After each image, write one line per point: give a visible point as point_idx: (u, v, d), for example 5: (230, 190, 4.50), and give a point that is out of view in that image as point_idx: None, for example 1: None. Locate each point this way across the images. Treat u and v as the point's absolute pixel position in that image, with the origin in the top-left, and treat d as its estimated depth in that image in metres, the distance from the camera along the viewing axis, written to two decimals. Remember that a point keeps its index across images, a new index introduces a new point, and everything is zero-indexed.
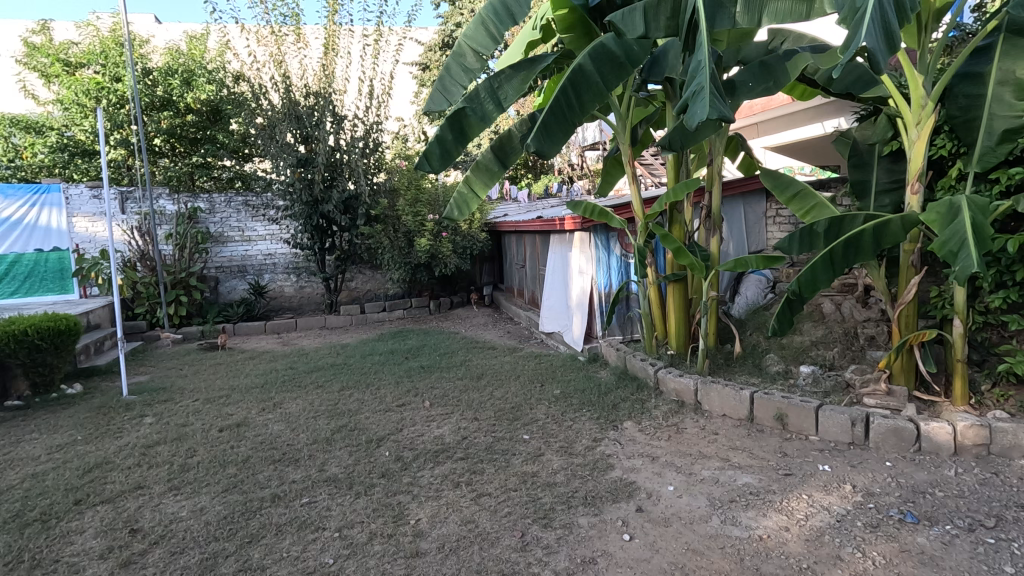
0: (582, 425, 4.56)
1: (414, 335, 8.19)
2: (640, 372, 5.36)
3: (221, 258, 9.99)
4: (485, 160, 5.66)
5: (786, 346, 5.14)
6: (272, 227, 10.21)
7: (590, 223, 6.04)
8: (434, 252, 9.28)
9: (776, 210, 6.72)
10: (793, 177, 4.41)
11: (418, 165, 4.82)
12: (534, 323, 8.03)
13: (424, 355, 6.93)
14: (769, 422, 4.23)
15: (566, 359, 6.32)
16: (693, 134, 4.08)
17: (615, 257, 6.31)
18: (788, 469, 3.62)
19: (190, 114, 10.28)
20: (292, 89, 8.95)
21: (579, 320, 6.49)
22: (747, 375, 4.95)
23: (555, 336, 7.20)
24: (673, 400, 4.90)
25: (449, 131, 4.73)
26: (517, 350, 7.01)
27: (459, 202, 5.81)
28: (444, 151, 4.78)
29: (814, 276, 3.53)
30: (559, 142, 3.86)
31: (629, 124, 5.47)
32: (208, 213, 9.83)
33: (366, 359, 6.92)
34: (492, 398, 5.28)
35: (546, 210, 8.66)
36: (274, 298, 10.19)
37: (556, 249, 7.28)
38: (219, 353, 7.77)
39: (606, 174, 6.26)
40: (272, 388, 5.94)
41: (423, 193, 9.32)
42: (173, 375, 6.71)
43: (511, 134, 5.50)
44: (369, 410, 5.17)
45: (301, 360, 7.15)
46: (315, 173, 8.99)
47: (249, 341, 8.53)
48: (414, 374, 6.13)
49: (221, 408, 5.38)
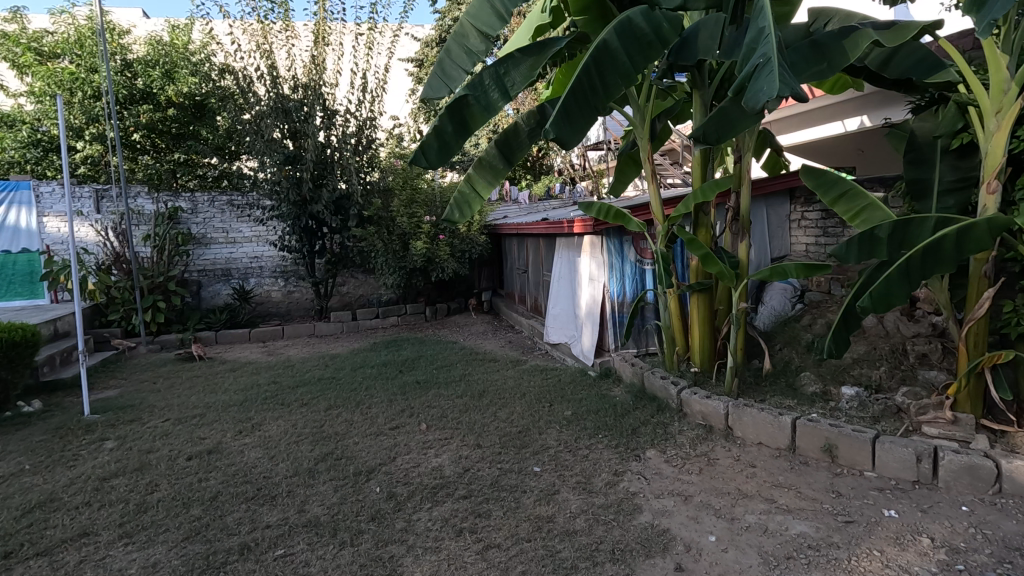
0: (600, 455, 4.03)
1: (410, 345, 7.64)
2: (660, 391, 4.83)
3: (203, 261, 9.37)
4: (488, 155, 5.13)
5: (823, 364, 4.63)
6: (259, 228, 9.61)
7: (602, 226, 5.51)
8: (431, 256, 8.73)
9: (802, 213, 6.20)
10: (839, 176, 3.90)
11: (414, 158, 4.30)
12: (538, 332, 7.50)
13: (421, 367, 6.39)
14: (815, 454, 3.71)
15: (575, 374, 5.79)
16: (732, 125, 3.57)
17: (630, 263, 5.77)
18: (847, 514, 3.10)
19: (172, 108, 9.71)
20: (280, 81, 8.39)
21: (589, 331, 5.97)
22: (782, 397, 4.43)
23: (561, 346, 6.69)
24: (699, 424, 4.38)
25: (449, 120, 4.19)
26: (520, 362, 6.49)
27: (460, 202, 5.28)
28: (443, 144, 4.26)
29: (888, 291, 3.03)
30: (581, 131, 3.30)
31: (648, 117, 4.94)
32: (190, 213, 9.22)
33: (357, 372, 6.36)
34: (497, 420, 4.74)
35: (551, 212, 8.13)
36: (260, 303, 9.57)
37: (563, 254, 6.75)
38: (198, 365, 7.19)
39: (618, 175, 5.73)
40: (252, 405, 5.39)
41: (419, 193, 8.74)
42: (145, 389, 6.13)
43: (517, 127, 4.95)
44: (358, 433, 4.62)
45: (287, 372, 6.59)
46: (303, 172, 8.40)
47: (232, 351, 7.96)
48: (409, 390, 5.60)
49: (193, 430, 4.81)
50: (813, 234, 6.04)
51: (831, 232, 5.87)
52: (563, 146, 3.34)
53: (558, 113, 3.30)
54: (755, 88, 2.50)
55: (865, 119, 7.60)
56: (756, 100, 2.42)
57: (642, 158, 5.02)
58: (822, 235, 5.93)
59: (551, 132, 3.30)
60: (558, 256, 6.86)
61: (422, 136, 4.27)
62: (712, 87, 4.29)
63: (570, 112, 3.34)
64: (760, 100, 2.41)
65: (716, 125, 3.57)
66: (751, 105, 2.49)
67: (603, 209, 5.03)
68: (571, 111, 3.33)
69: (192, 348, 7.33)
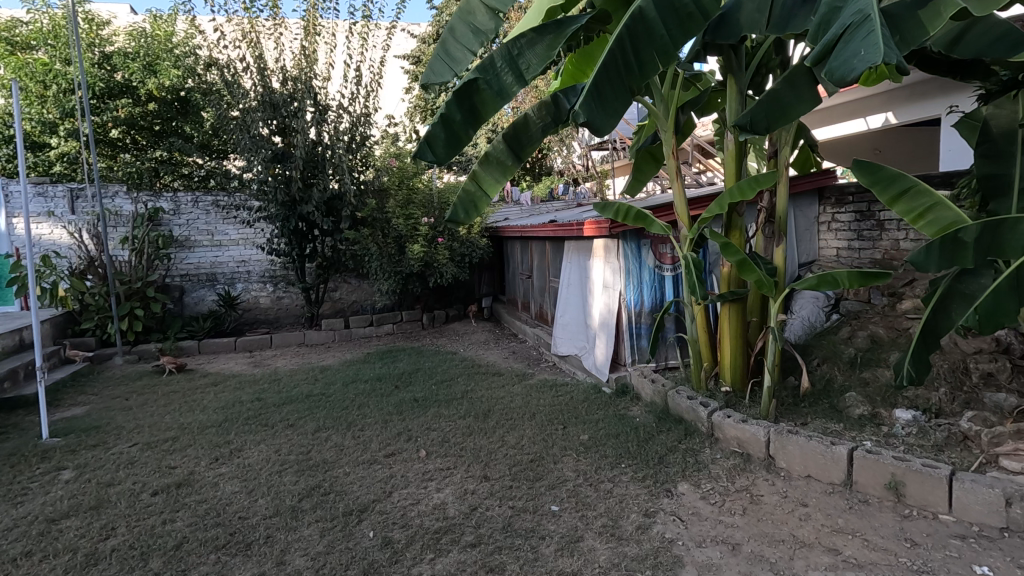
0: (625, 491, 3.53)
1: (406, 356, 7.11)
2: (687, 413, 4.33)
3: (186, 265, 8.80)
4: (496, 151, 4.66)
5: (870, 383, 4.15)
6: (246, 230, 9.07)
7: (620, 228, 5.00)
8: (429, 260, 8.22)
9: (832, 215, 5.73)
10: (899, 171, 3.41)
11: (418, 152, 3.82)
12: (544, 342, 7.00)
13: (419, 382, 5.88)
14: (877, 492, 3.21)
15: (588, 391, 5.29)
16: (784, 111, 3.09)
17: (648, 269, 5.28)
18: (931, 572, 2.61)
19: (153, 103, 9.18)
20: (267, 74, 7.84)
21: (602, 343, 5.47)
22: (826, 421, 3.95)
23: (570, 359, 6.20)
24: (734, 452, 3.89)
25: (457, 108, 3.73)
26: (527, 377, 5.99)
27: (465, 204, 4.81)
28: (451, 135, 3.78)
29: (1000, 302, 2.65)
30: (617, 114, 2.84)
31: (673, 108, 4.45)
32: (172, 214, 8.66)
33: (349, 387, 5.83)
34: (506, 446, 4.23)
35: (557, 214, 7.64)
36: (247, 310, 9.01)
37: (572, 258, 6.26)
38: (176, 378, 6.64)
39: (636, 172, 5.24)
40: (233, 426, 4.85)
41: (415, 193, 8.32)
42: (116, 406, 5.58)
43: (526, 118, 4.47)
44: (349, 461, 4.11)
45: (273, 387, 6.07)
46: (293, 171, 7.86)
47: (214, 362, 7.42)
48: (407, 409, 5.08)
49: (162, 457, 4.27)
50: (845, 237, 5.58)
51: (866, 236, 5.39)
52: (596, 133, 2.86)
53: (589, 95, 2.84)
54: (847, 57, 2.13)
55: (894, 116, 7.11)
56: (852, 69, 2.06)
57: (664, 154, 4.53)
58: (855, 238, 5.47)
59: (581, 115, 2.82)
60: (567, 261, 6.37)
61: (426, 127, 3.79)
62: (748, 73, 3.83)
63: (601, 92, 2.87)
64: (857, 72, 2.04)
65: (764, 110, 3.08)
66: (842, 73, 2.13)
67: (622, 209, 4.54)
68: (603, 92, 2.86)
69: (169, 360, 6.77)
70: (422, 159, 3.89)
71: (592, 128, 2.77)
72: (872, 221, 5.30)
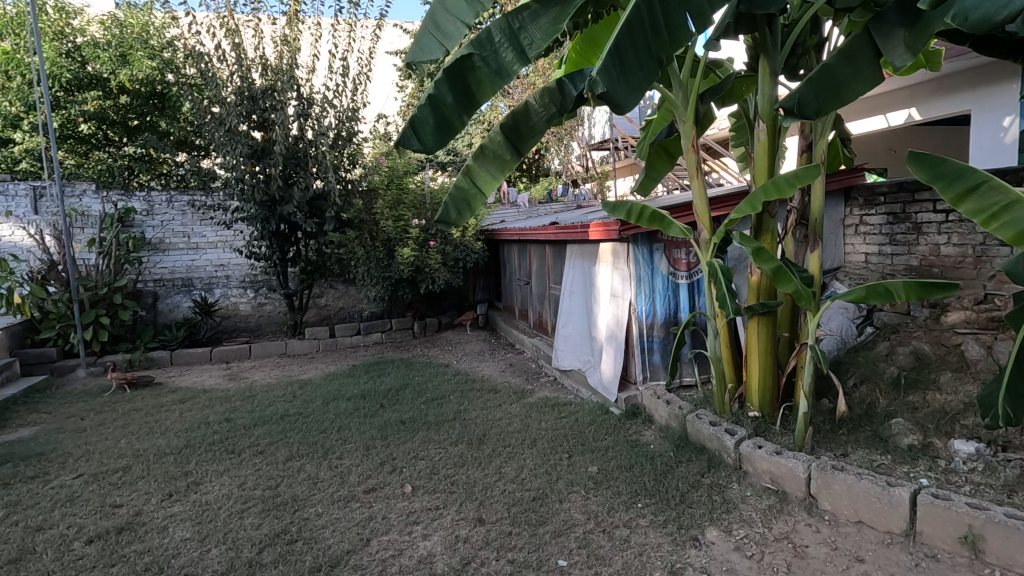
0: (644, 541, 3.00)
1: (395, 369, 6.57)
2: (709, 441, 3.81)
3: (160, 269, 8.21)
4: (492, 143, 4.16)
5: (919, 408, 3.64)
6: (225, 232, 8.49)
7: (632, 230, 4.48)
8: (420, 265, 7.70)
9: (861, 217, 5.23)
10: (967, 165, 2.90)
11: (403, 140, 3.34)
12: (544, 354, 6.48)
13: (407, 399, 5.34)
14: (947, 546, 2.69)
15: (595, 411, 4.77)
16: (838, 90, 2.58)
17: (661, 277, 4.77)
18: None
19: (126, 96, 8.60)
20: (246, 64, 7.23)
21: (608, 358, 4.95)
22: (871, 453, 3.44)
23: (573, 374, 5.68)
24: (768, 490, 3.36)
25: (448, 89, 3.28)
26: (525, 394, 5.46)
27: (458, 202, 4.24)
28: (440, 120, 3.33)
29: None
30: (641, 88, 2.47)
31: (695, 94, 3.91)
32: (145, 214, 8.07)
33: (329, 406, 5.28)
34: (504, 481, 3.69)
35: (558, 216, 7.13)
36: (225, 318, 8.44)
37: (575, 264, 5.73)
38: (141, 393, 6.06)
39: (649, 170, 4.72)
40: (194, 454, 4.30)
41: (406, 193, 7.72)
42: (68, 427, 5.01)
43: (528, 107, 4.02)
44: (322, 499, 3.55)
45: (246, 404, 5.51)
46: (272, 168, 7.29)
47: (186, 375, 6.85)
48: (392, 433, 4.54)
49: (108, 493, 3.71)
50: (876, 242, 5.08)
51: (899, 240, 4.89)
52: (616, 109, 2.50)
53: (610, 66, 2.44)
54: None
55: (919, 112, 6.66)
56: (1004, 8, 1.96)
57: (683, 148, 4.02)
58: (887, 243, 4.97)
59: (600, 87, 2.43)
60: (568, 267, 5.86)
61: (412, 111, 3.32)
62: (783, 51, 3.33)
63: (624, 62, 2.51)
64: (1012, 8, 1.95)
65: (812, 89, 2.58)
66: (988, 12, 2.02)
67: (635, 209, 4.01)
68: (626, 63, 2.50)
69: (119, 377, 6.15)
70: (408, 149, 3.41)
71: (611, 101, 2.40)
72: (907, 223, 4.79)
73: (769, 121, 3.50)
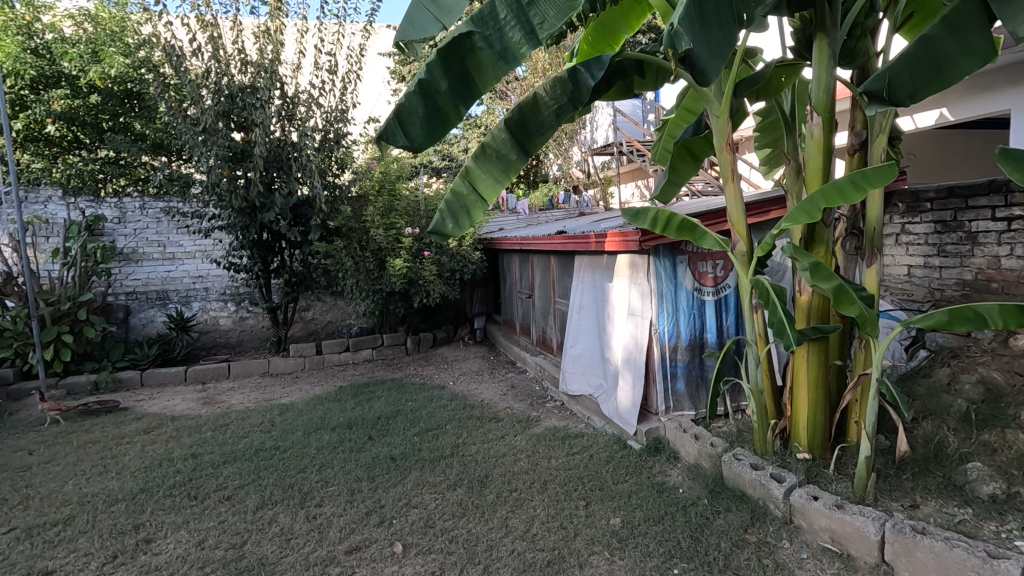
0: None
1: (385, 392, 6.00)
2: (751, 488, 3.25)
3: (132, 282, 7.60)
4: (495, 141, 3.66)
5: (999, 449, 3.11)
6: (203, 241, 7.91)
7: (654, 240, 3.95)
8: (413, 277, 7.15)
9: (903, 225, 4.73)
10: None
11: (386, 133, 2.78)
12: (548, 375, 5.93)
13: (398, 430, 4.76)
14: None
15: (612, 446, 4.22)
16: (938, 68, 2.10)
17: (685, 293, 4.23)
18: None
19: (96, 95, 8.01)
20: (224, 59, 6.63)
21: (625, 385, 4.38)
22: (947, 505, 2.91)
23: (583, 400, 5.12)
24: (828, 552, 2.81)
25: (442, 74, 2.74)
26: (531, 422, 4.90)
27: (455, 210, 3.68)
28: (432, 110, 2.79)
29: None
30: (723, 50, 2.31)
31: (732, 83, 3.38)
32: (117, 222, 7.46)
33: (310, 438, 4.70)
34: (512, 538, 3.12)
35: (563, 224, 6.61)
36: (203, 334, 7.83)
37: (585, 278, 5.19)
38: (103, 420, 5.45)
39: (671, 173, 4.20)
40: (151, 500, 3.70)
41: (399, 199, 7.16)
42: (12, 464, 4.40)
43: (536, 99, 3.56)
44: (293, 564, 2.97)
45: (218, 435, 4.91)
46: (251, 172, 6.71)
47: (157, 398, 6.24)
48: (380, 473, 3.97)
49: (40, 555, 3.12)
50: (922, 252, 4.60)
51: (949, 251, 4.39)
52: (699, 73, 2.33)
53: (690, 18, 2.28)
54: None
55: (951, 111, 6.19)
56: None
57: (715, 147, 3.48)
58: (935, 254, 4.48)
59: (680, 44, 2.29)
60: (577, 281, 5.32)
61: (398, 99, 2.77)
62: (844, 29, 2.83)
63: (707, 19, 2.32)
64: None
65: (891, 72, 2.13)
66: None
67: (662, 217, 3.45)
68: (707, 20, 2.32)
69: (50, 405, 5.33)
70: (391, 144, 2.85)
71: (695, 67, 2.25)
72: (960, 232, 4.28)
73: (824, 113, 2.95)
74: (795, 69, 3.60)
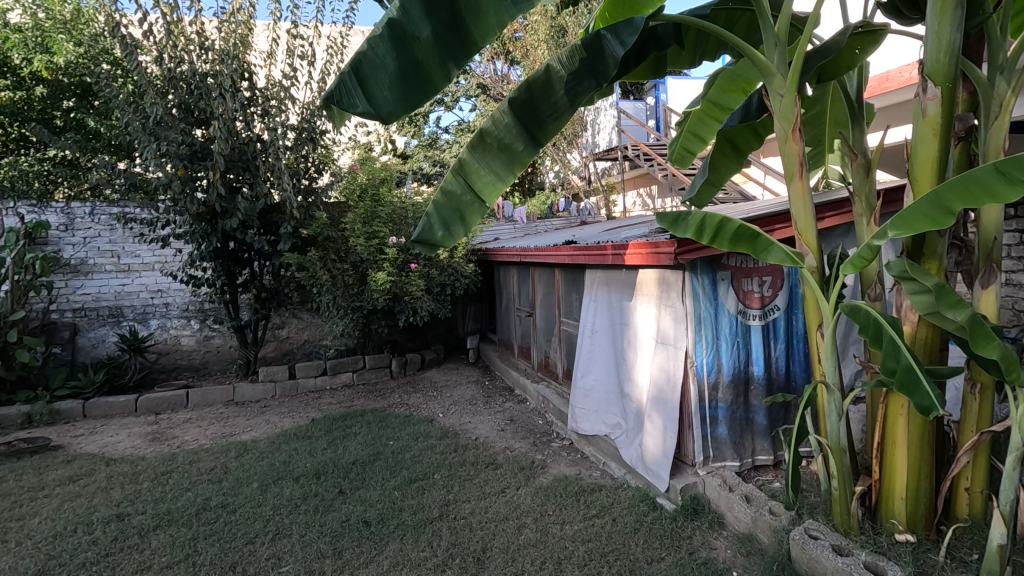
0: None
1: (363, 427, 5.17)
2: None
3: (79, 297, 6.68)
4: (496, 128, 2.86)
5: None
6: (163, 252, 7.04)
7: (693, 253, 3.16)
8: (398, 292, 6.36)
9: None
10: None
11: (339, 95, 1.99)
12: (553, 408, 5.14)
13: (376, 481, 3.93)
14: None
15: (638, 507, 3.41)
16: None
17: (727, 317, 3.47)
18: None
19: (42, 87, 7.21)
20: (181, 44, 5.79)
21: (653, 429, 3.59)
22: None
23: (597, 442, 4.34)
24: None
25: (423, 17, 2.04)
26: (535, 470, 4.09)
27: (445, 214, 2.91)
28: (408, 64, 2.06)
29: None
30: None
31: (804, 49, 2.62)
32: (63, 230, 6.57)
33: (266, 491, 3.85)
34: None
35: (567, 233, 5.86)
36: (161, 356, 6.96)
37: (599, 296, 4.41)
38: (23, 465, 4.55)
39: (710, 172, 3.40)
40: None
41: (383, 205, 6.37)
42: None
43: (547, 73, 2.80)
44: None
45: (157, 486, 4.05)
46: (210, 173, 5.87)
47: (98, 434, 5.37)
48: (347, 546, 3.13)
49: None
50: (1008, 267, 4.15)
51: None
52: None
53: None
54: None
55: None
56: None
57: (777, 134, 2.67)
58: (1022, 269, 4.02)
59: None
60: (588, 300, 4.55)
61: (359, 46, 2.04)
62: None
63: None
64: None
65: None
66: None
67: (711, 221, 2.63)
68: None
69: None
70: (345, 111, 2.05)
71: None
72: None
73: (944, 84, 2.17)
74: (874, 38, 2.92)
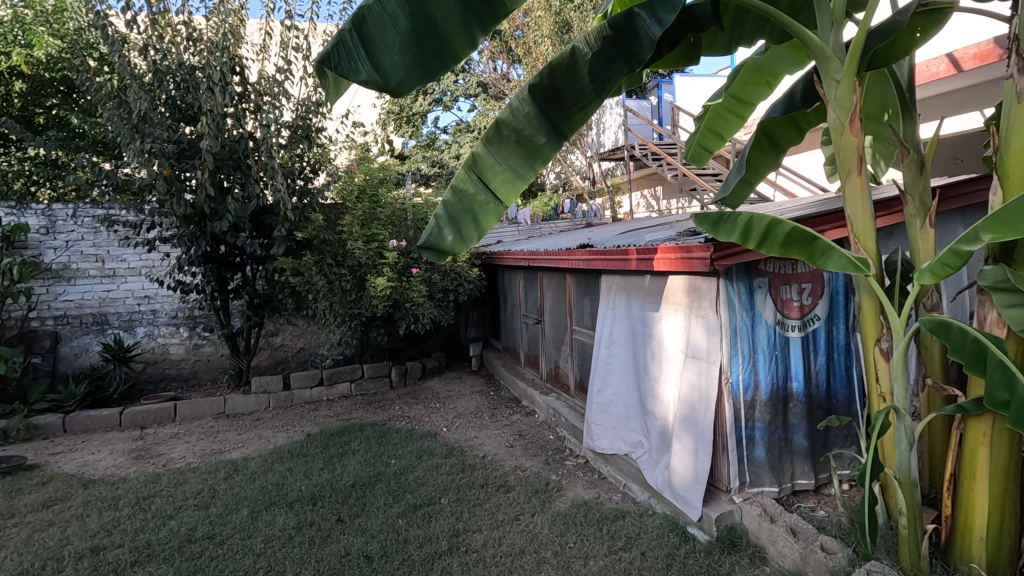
0: None
1: (362, 443, 4.83)
2: None
3: (61, 303, 6.32)
4: (514, 118, 2.54)
5: None
6: (150, 256, 6.70)
7: (730, 258, 2.84)
8: (398, 298, 6.03)
9: None
10: None
11: (340, 60, 1.79)
12: (566, 422, 4.81)
13: (377, 507, 3.60)
14: None
15: (669, 537, 3.08)
16: None
17: (765, 328, 3.15)
18: None
19: (21, 82, 6.87)
20: (168, 37, 5.45)
21: (682, 451, 3.28)
22: None
23: (616, 460, 4.02)
24: None
25: None
26: (550, 493, 3.76)
27: (456, 213, 2.60)
28: (422, 25, 1.89)
29: None
30: None
31: (868, 26, 2.29)
32: (45, 233, 6.22)
33: (257, 520, 3.51)
34: None
35: (577, 236, 5.54)
36: (148, 366, 6.61)
37: (618, 303, 4.09)
38: None
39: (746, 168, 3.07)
40: None
41: (382, 206, 6.04)
42: None
43: (572, 56, 2.46)
44: None
45: (137, 514, 3.71)
46: (198, 172, 5.54)
47: (78, 451, 5.01)
48: None
49: None
50: None
51: None
52: None
53: None
54: None
55: None
56: None
57: (832, 125, 2.34)
58: None
59: None
60: (606, 306, 4.24)
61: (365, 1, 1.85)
62: None
63: None
64: None
65: None
66: None
67: (759, 221, 2.33)
68: None
69: None
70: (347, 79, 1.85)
71: None
72: None
73: None
74: (939, 17, 2.62)
